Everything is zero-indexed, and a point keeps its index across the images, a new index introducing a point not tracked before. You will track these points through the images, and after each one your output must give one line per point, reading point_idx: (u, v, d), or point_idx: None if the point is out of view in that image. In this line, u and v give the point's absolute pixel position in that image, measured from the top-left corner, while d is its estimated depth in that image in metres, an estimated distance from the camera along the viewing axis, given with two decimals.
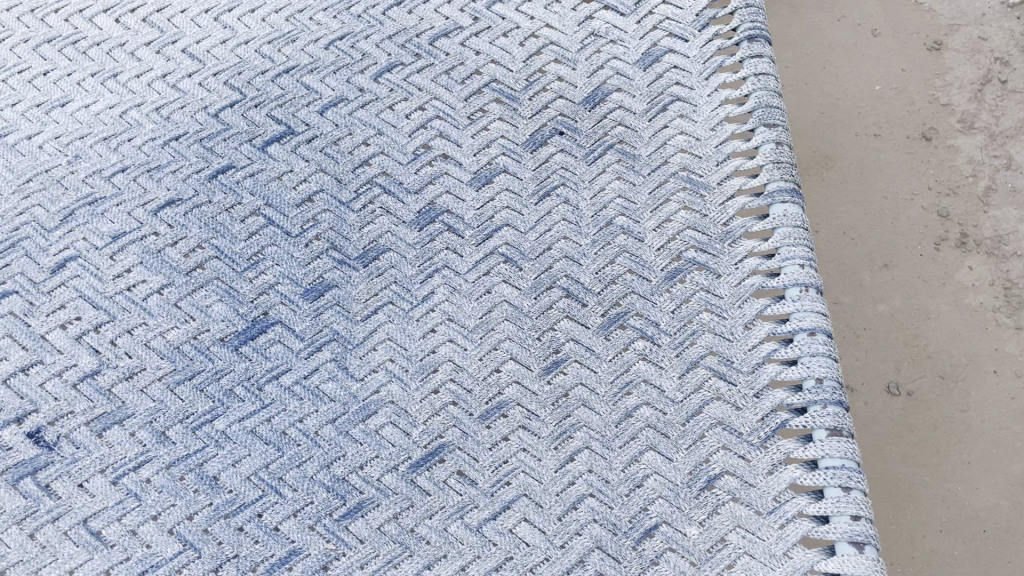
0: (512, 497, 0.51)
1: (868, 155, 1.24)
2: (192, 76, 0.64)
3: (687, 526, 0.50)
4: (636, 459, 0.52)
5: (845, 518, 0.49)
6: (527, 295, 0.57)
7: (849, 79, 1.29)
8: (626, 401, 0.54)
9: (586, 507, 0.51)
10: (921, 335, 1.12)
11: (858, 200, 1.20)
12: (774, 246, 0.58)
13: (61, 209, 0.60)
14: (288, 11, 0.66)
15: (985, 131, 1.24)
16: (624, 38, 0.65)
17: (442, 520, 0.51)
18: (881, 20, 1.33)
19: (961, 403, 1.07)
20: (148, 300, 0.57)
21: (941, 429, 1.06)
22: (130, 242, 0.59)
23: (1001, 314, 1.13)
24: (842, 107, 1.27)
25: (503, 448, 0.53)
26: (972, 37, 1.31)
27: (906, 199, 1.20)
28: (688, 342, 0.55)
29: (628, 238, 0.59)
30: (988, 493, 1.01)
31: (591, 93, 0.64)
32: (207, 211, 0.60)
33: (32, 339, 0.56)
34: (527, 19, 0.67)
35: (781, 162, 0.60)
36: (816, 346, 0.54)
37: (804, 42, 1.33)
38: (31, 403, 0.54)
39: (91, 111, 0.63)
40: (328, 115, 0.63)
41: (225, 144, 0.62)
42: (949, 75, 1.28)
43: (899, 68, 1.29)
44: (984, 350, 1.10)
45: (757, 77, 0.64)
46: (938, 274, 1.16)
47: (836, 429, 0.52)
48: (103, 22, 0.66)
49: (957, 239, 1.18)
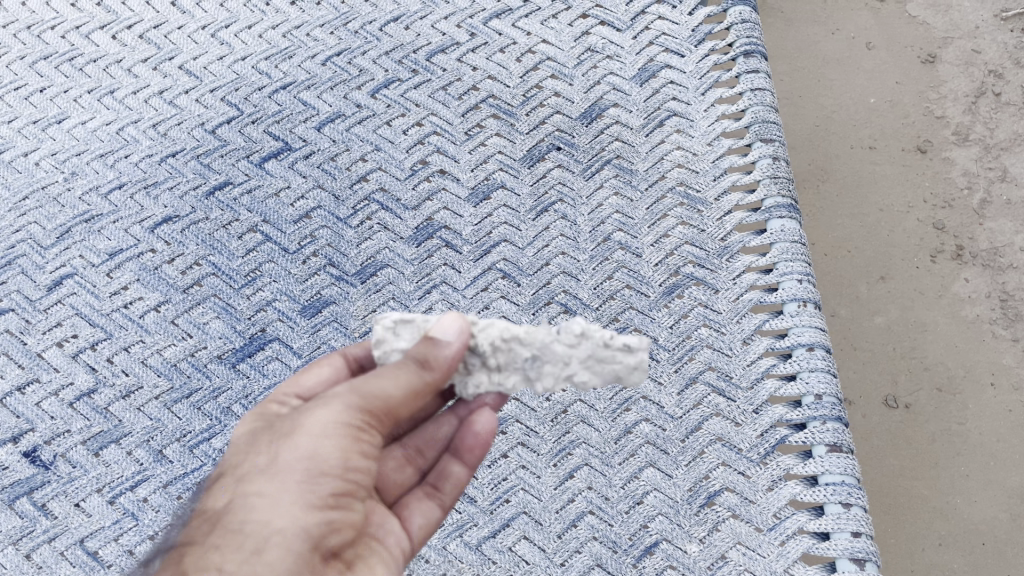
0: (511, 515, 0.52)
1: (862, 169, 1.13)
2: (189, 92, 0.64)
3: (686, 543, 0.50)
4: (636, 476, 0.52)
5: (845, 535, 0.49)
6: (526, 310, 0.57)
7: (843, 93, 1.19)
8: (626, 417, 0.54)
9: (586, 524, 0.51)
10: (918, 347, 1.02)
11: (854, 211, 1.10)
12: (771, 261, 0.58)
13: (57, 226, 0.60)
14: (285, 27, 0.66)
15: (981, 143, 1.14)
16: (621, 54, 0.65)
17: (441, 539, 0.51)
18: (876, 32, 1.23)
19: (958, 415, 0.98)
20: (145, 318, 0.57)
21: (940, 441, 0.97)
22: (127, 260, 0.59)
23: (998, 326, 1.03)
24: (836, 120, 1.17)
25: (502, 465, 0.53)
26: (966, 49, 1.20)
27: (902, 210, 1.10)
28: (688, 358, 0.55)
29: (626, 254, 0.59)
30: (986, 506, 0.93)
31: (587, 109, 0.64)
32: (204, 228, 0.60)
33: (29, 357, 0.56)
34: (524, 34, 0.67)
35: (778, 177, 0.60)
36: (815, 361, 0.54)
37: (799, 53, 1.23)
38: (27, 422, 0.54)
39: (88, 128, 0.63)
40: (325, 131, 0.63)
41: (222, 161, 0.62)
42: (944, 88, 1.18)
43: (892, 81, 1.19)
44: (981, 363, 1.00)
45: (754, 92, 0.64)
46: (935, 286, 1.06)
47: (836, 445, 0.52)
48: (100, 39, 0.66)
49: (953, 251, 1.08)
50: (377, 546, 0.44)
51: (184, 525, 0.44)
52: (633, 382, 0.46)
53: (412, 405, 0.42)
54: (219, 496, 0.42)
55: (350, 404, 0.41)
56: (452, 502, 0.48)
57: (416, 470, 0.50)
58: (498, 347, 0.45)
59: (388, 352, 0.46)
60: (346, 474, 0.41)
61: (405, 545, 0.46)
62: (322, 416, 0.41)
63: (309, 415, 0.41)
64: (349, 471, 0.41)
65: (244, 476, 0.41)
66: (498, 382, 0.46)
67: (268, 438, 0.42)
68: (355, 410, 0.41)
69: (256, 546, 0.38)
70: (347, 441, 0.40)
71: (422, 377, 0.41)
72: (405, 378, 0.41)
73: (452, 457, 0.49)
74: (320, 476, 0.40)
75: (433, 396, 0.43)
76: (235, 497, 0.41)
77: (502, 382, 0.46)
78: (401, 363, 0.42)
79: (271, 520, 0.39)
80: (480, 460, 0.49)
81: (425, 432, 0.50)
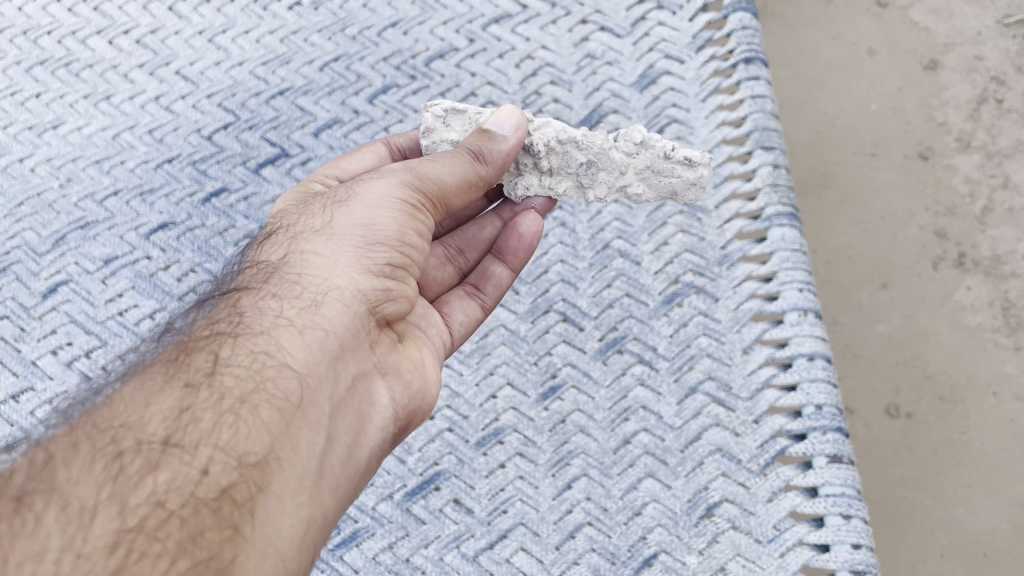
0: (509, 526, 0.51)
1: (863, 176, 1.08)
2: (186, 98, 0.64)
3: (685, 555, 0.50)
4: (635, 487, 0.52)
5: (845, 547, 0.49)
6: (524, 319, 0.57)
7: (844, 99, 1.13)
8: (625, 427, 0.53)
9: (584, 536, 0.50)
10: (920, 355, 0.99)
11: (857, 218, 1.06)
12: (771, 270, 0.56)
13: (52, 233, 0.59)
14: (282, 32, 0.66)
15: (982, 151, 1.08)
16: (620, 60, 0.65)
17: (438, 550, 0.51)
18: (878, 37, 1.15)
19: (960, 426, 0.95)
20: (141, 325, 0.57)
21: (942, 451, 0.94)
22: (122, 266, 0.58)
23: (1000, 335, 1.00)
24: (838, 126, 1.11)
25: (500, 476, 0.53)
26: (969, 55, 1.13)
27: (904, 217, 1.06)
28: (688, 367, 0.55)
29: (626, 262, 0.58)
30: (988, 515, 0.90)
31: (587, 115, 0.64)
32: (200, 235, 0.60)
33: (23, 364, 0.56)
34: (523, 40, 0.66)
35: (779, 185, 0.59)
36: (815, 371, 0.53)
37: (799, 59, 1.16)
38: (21, 431, 0.54)
39: (84, 133, 0.62)
40: (323, 137, 0.63)
41: (219, 167, 0.62)
42: (946, 95, 1.11)
43: (895, 86, 1.12)
44: (984, 371, 0.97)
45: (754, 99, 0.61)
46: (936, 293, 1.02)
47: (836, 456, 0.51)
48: (97, 44, 0.65)
49: (955, 258, 1.04)
50: (421, 336, 0.49)
51: (233, 272, 0.46)
52: (688, 196, 0.55)
53: (465, 196, 0.49)
54: (273, 249, 0.46)
55: (406, 181, 0.47)
56: (493, 301, 0.54)
57: (456, 270, 0.57)
58: (554, 150, 0.54)
59: (437, 141, 0.55)
60: (400, 244, 0.45)
61: (445, 338, 0.51)
62: (379, 190, 0.46)
63: (365, 187, 0.47)
64: (404, 240, 0.46)
65: (296, 242, 0.45)
66: (549, 185, 0.56)
67: (322, 205, 0.47)
68: (407, 188, 0.47)
69: (315, 299, 0.42)
70: (399, 214, 0.46)
71: (472, 166, 0.49)
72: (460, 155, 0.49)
73: (495, 259, 0.55)
74: (376, 241, 0.45)
75: (483, 190, 0.51)
76: (289, 261, 0.44)
77: (554, 185, 0.55)
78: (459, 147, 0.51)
79: (330, 276, 0.43)
80: (522, 264, 0.55)
81: (468, 234, 0.57)
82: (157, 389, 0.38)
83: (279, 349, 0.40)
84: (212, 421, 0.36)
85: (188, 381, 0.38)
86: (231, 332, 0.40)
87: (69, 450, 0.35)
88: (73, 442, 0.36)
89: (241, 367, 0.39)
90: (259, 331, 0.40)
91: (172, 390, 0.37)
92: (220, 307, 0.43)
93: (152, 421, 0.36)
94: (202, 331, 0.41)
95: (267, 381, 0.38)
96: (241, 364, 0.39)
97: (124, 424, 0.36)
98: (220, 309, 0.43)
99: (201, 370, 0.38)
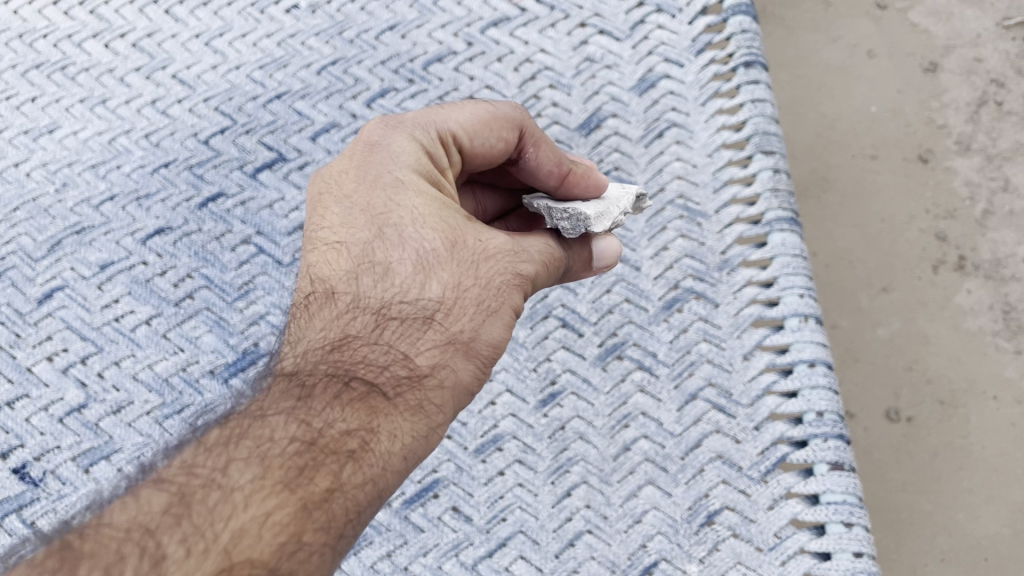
0: (508, 534, 0.51)
1: (864, 179, 1.08)
2: (182, 102, 0.63)
3: (686, 563, 0.49)
4: (634, 494, 0.51)
5: (847, 555, 0.48)
6: (523, 324, 0.57)
7: (844, 101, 1.12)
8: (625, 434, 0.53)
9: (584, 544, 0.50)
10: (921, 359, 0.98)
11: (857, 222, 1.06)
12: (772, 276, 0.56)
13: (47, 238, 0.59)
14: (280, 35, 0.66)
15: (982, 153, 1.08)
16: (620, 64, 0.64)
17: (436, 558, 0.50)
18: (878, 39, 1.14)
19: (961, 429, 0.94)
20: (137, 332, 0.56)
21: (943, 456, 0.94)
22: (119, 272, 0.58)
23: (1000, 338, 0.99)
24: (838, 128, 1.11)
25: (498, 483, 0.52)
26: (968, 58, 1.13)
27: (904, 221, 1.06)
28: (688, 374, 0.54)
29: (625, 267, 0.58)
30: (989, 520, 0.90)
31: (586, 119, 0.63)
32: (197, 239, 0.59)
33: (18, 371, 0.55)
34: (522, 43, 0.65)
35: (779, 190, 0.59)
36: (816, 378, 0.52)
37: (799, 61, 1.16)
38: (16, 438, 0.53)
39: (80, 137, 0.62)
40: (320, 141, 0.62)
41: (215, 171, 0.61)
42: (946, 97, 1.11)
43: (895, 89, 1.12)
44: (984, 375, 0.97)
45: (754, 103, 0.61)
46: (937, 297, 1.02)
47: (838, 463, 0.50)
48: (92, 47, 0.65)
49: (955, 262, 1.03)
50: None
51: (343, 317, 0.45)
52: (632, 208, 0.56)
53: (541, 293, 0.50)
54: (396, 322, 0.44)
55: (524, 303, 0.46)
56: None
57: None
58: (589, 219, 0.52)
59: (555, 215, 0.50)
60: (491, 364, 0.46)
61: None
62: (505, 303, 0.45)
63: (500, 299, 0.45)
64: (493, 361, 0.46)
65: (412, 328, 0.44)
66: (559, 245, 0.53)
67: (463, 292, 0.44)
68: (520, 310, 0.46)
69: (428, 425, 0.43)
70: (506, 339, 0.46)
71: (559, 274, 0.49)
72: (556, 260, 0.49)
73: None
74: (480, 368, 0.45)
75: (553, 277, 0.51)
76: (405, 355, 0.43)
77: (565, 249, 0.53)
78: (563, 239, 0.50)
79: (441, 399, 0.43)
80: None
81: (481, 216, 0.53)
82: (274, 496, 0.38)
83: (387, 479, 0.41)
84: (316, 556, 0.38)
85: (306, 498, 0.38)
86: (358, 450, 0.41)
87: (181, 550, 0.36)
88: (185, 539, 0.36)
89: (353, 493, 0.40)
90: (379, 455, 0.41)
91: (291, 507, 0.38)
92: (331, 382, 0.42)
93: (266, 539, 0.37)
94: (327, 426, 0.41)
95: (365, 514, 0.40)
96: (355, 491, 0.40)
97: (240, 532, 0.36)
98: (334, 389, 0.42)
99: (320, 488, 0.39)
